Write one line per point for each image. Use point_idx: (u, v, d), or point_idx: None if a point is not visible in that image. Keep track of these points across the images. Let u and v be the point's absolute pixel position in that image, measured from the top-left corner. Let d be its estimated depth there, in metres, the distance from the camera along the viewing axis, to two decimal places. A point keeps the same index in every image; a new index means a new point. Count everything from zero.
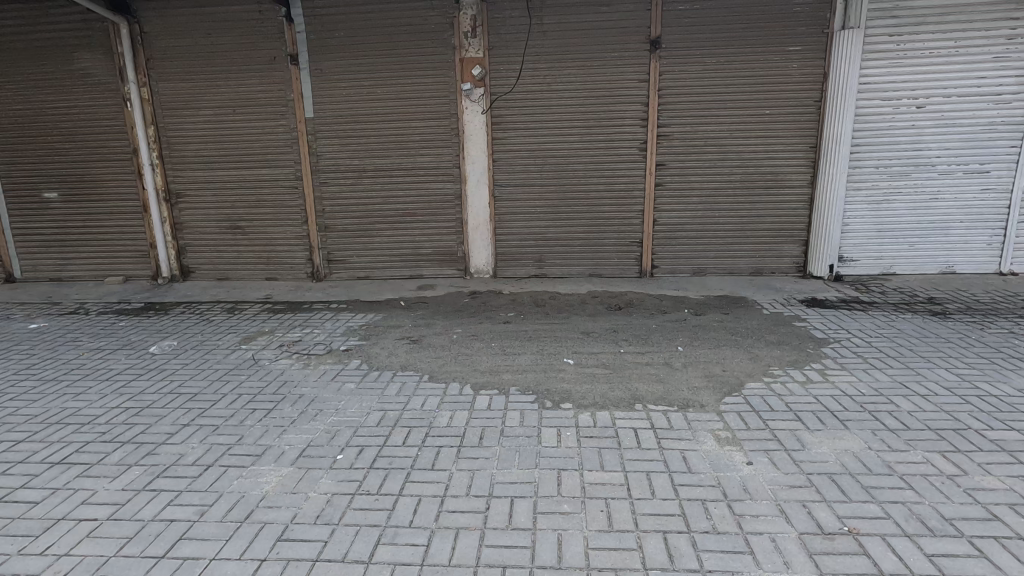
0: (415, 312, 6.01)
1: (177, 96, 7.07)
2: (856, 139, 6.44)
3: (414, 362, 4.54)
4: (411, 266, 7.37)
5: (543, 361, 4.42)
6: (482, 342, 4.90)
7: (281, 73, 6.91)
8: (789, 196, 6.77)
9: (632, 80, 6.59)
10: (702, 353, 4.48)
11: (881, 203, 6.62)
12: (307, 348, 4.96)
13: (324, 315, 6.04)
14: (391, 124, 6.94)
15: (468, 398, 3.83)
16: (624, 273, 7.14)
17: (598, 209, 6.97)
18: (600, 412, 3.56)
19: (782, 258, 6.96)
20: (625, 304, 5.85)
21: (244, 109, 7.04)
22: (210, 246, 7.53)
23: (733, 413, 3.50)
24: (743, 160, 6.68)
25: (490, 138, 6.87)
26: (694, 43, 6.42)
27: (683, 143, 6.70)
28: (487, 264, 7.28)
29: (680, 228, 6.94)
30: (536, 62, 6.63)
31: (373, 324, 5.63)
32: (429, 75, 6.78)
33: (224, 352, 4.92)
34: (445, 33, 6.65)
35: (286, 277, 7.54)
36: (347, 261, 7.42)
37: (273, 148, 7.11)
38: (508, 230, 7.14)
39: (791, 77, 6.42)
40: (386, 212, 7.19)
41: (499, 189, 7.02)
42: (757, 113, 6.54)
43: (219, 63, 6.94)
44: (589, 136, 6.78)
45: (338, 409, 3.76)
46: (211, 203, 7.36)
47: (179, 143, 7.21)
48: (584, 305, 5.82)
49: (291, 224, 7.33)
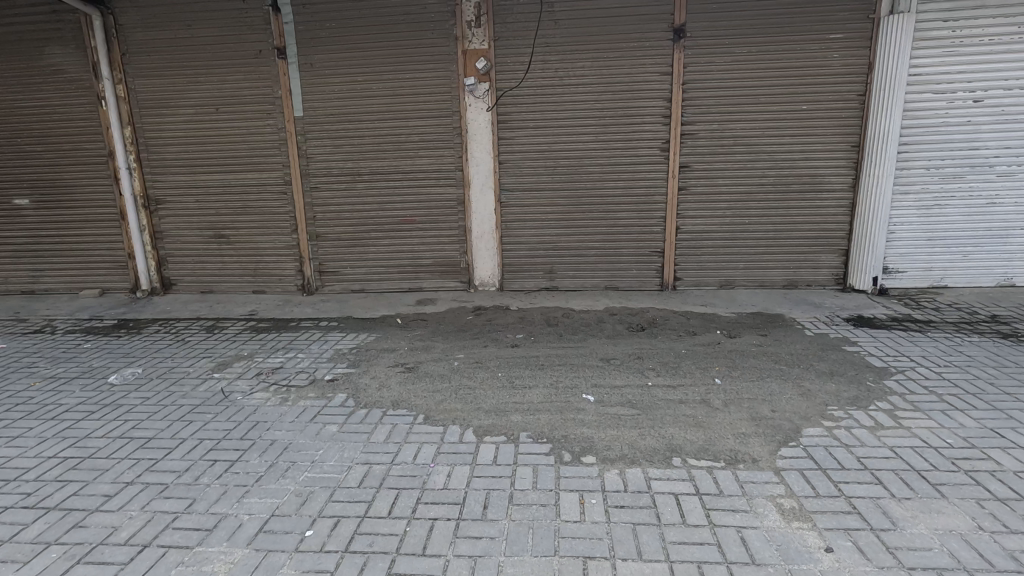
0: (413, 332, 5.38)
1: (155, 94, 6.49)
2: (905, 136, 5.77)
3: (407, 398, 3.91)
4: (410, 278, 6.75)
5: (557, 398, 3.77)
6: (487, 371, 4.26)
7: (267, 68, 6.31)
8: (828, 200, 6.10)
9: (653, 73, 5.94)
10: (744, 388, 3.83)
11: (931, 208, 5.94)
12: (288, 378, 4.34)
13: (312, 335, 5.42)
14: (388, 123, 6.33)
15: (470, 448, 3.21)
16: (643, 286, 6.49)
17: (615, 215, 6.33)
18: (630, 469, 2.93)
19: (819, 269, 6.28)
20: (647, 324, 5.19)
21: (228, 107, 6.45)
22: (193, 256, 6.94)
23: (795, 473, 2.84)
24: (777, 161, 6.03)
25: (496, 137, 6.25)
26: (723, 31, 5.78)
27: (710, 142, 6.05)
28: (493, 276, 6.66)
29: (706, 236, 6.30)
30: (547, 53, 6.00)
31: (365, 347, 5.00)
32: (429, 69, 6.17)
33: (193, 383, 4.30)
34: (446, 22, 6.04)
35: (274, 290, 6.94)
36: (340, 272, 6.81)
37: (260, 150, 6.52)
38: (516, 240, 6.51)
39: (832, 69, 5.76)
40: (383, 220, 6.59)
41: (506, 194, 6.40)
42: (793, 109, 5.88)
43: (201, 57, 6.36)
44: (606, 135, 6.14)
45: (314, 463, 3.13)
46: (193, 210, 6.77)
47: (158, 145, 6.63)
48: (602, 325, 5.17)
49: (280, 233, 6.74)
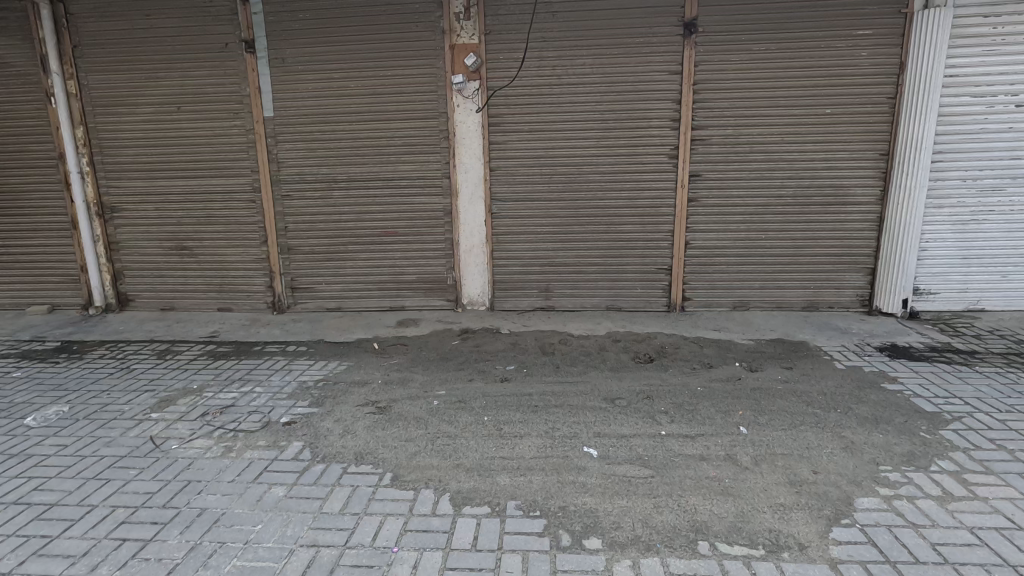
0: (389, 361, 4.73)
1: (110, 90, 5.87)
2: (940, 144, 5.20)
3: (374, 450, 3.27)
4: (391, 296, 6.12)
5: (553, 452, 3.14)
6: (471, 414, 3.63)
7: (233, 62, 5.70)
8: (853, 214, 5.51)
9: (661, 72, 5.37)
10: (774, 439, 3.22)
11: (966, 224, 5.37)
12: (236, 420, 3.68)
13: (275, 364, 4.77)
14: (367, 126, 5.73)
15: (445, 525, 2.57)
16: (648, 307, 5.88)
17: (617, 228, 5.73)
18: (647, 560, 2.30)
19: (842, 290, 5.68)
20: (656, 354, 4.57)
21: (191, 106, 5.83)
22: (152, 270, 6.28)
23: (857, 569, 2.22)
24: (797, 171, 5.46)
25: (487, 141, 5.65)
26: (739, 26, 5.22)
27: (723, 148, 5.47)
28: (482, 295, 6.04)
29: (718, 252, 5.70)
30: (544, 48, 5.42)
31: (332, 380, 4.35)
32: (413, 67, 5.58)
33: (124, 425, 3.65)
34: (433, 15, 5.46)
35: (242, 307, 6.29)
36: (315, 289, 6.17)
37: (226, 154, 5.90)
38: (508, 255, 5.90)
39: (860, 69, 5.20)
40: (362, 231, 5.97)
41: (497, 204, 5.79)
42: (815, 113, 5.32)
43: (161, 50, 5.75)
44: (609, 140, 5.55)
45: (246, 546, 2.47)
46: (153, 219, 6.14)
47: (114, 147, 6.00)
48: (604, 355, 4.54)
49: (248, 245, 6.10)
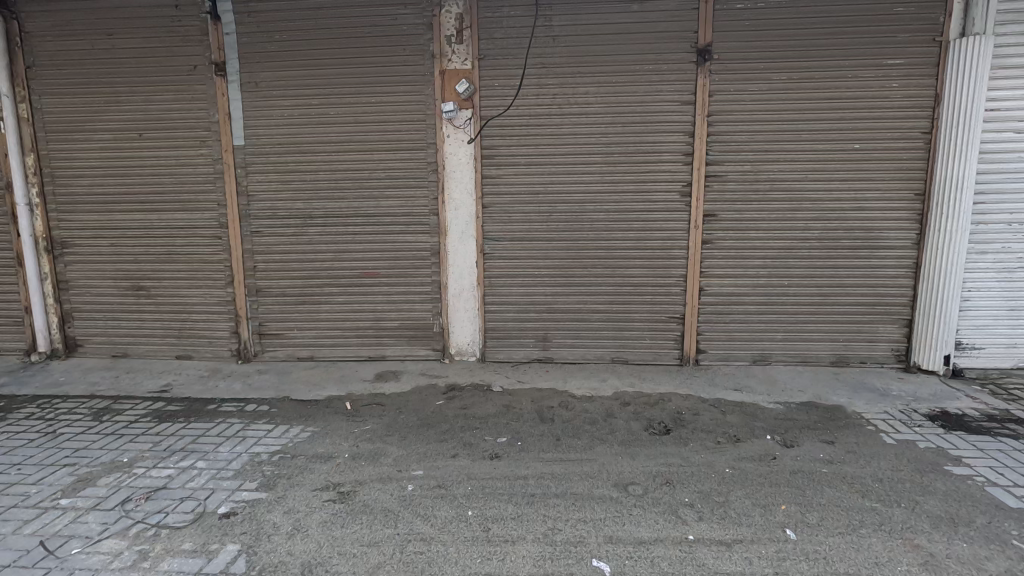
0: (361, 427, 4.05)
1: (65, 115, 5.33)
2: (982, 183, 4.69)
3: (326, 558, 2.58)
4: (370, 344, 5.47)
5: (553, 568, 2.46)
6: (452, 508, 2.94)
7: (201, 86, 5.19)
8: (887, 259, 4.95)
9: (671, 102, 4.88)
10: (833, 550, 2.54)
11: (1012, 272, 4.82)
12: (163, 511, 2.99)
13: (227, 429, 4.08)
14: (348, 157, 5.19)
15: None
16: (658, 360, 5.24)
17: (623, 272, 5.15)
18: None
19: (875, 344, 5.07)
20: (672, 423, 3.91)
21: (154, 133, 5.29)
22: (105, 312, 5.63)
23: None
24: (823, 212, 4.92)
25: (480, 175, 5.10)
26: (756, 54, 4.76)
27: (741, 186, 4.94)
28: (472, 344, 5.39)
29: (735, 300, 5.11)
30: (543, 75, 4.94)
31: (290, 452, 3.66)
32: (400, 94, 5.08)
33: (22, 518, 2.94)
34: (422, 37, 4.99)
35: (203, 355, 5.61)
36: (285, 335, 5.52)
37: (191, 185, 5.33)
38: (502, 300, 5.29)
39: (891, 101, 4.72)
40: (339, 272, 5.36)
41: (490, 244, 5.21)
42: (842, 149, 4.82)
43: (123, 72, 5.24)
44: (614, 176, 5.02)
45: None
46: (108, 256, 5.52)
47: (67, 177, 5.43)
48: (612, 424, 3.88)
49: (211, 286, 5.48)
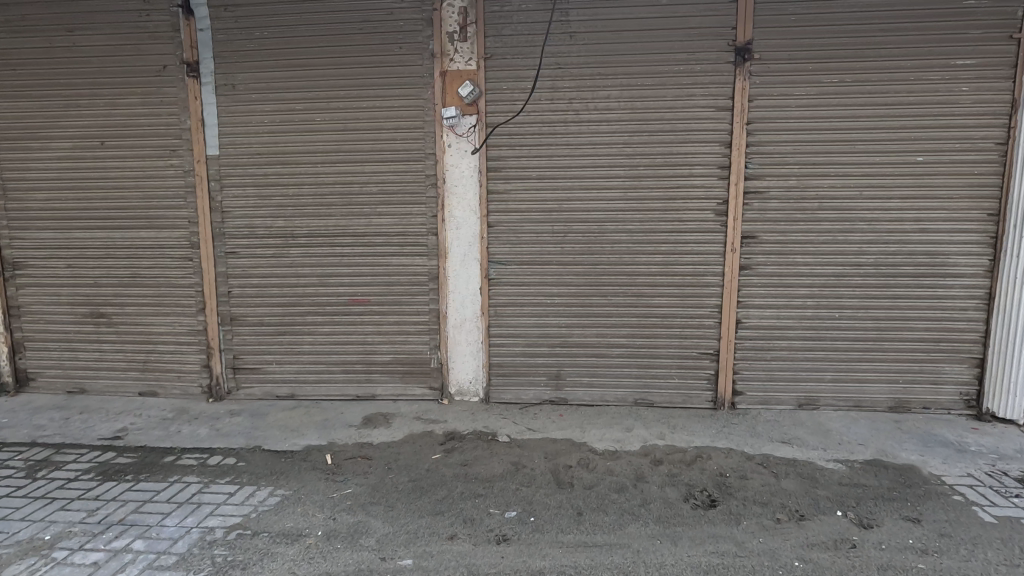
0: (341, 490, 3.37)
1: (20, 120, 4.74)
2: None
3: None
4: (358, 381, 4.80)
5: None
6: None
7: (172, 88, 4.59)
8: (954, 290, 4.29)
9: (705, 108, 4.26)
10: None
11: None
12: None
13: (181, 490, 3.40)
14: (335, 168, 4.57)
15: None
16: (688, 403, 4.56)
17: (648, 302, 4.50)
18: None
19: (940, 387, 4.39)
20: (718, 492, 3.21)
21: (119, 141, 4.69)
22: (61, 341, 4.99)
23: None
24: (881, 235, 4.27)
25: (486, 191, 4.48)
26: (803, 52, 4.14)
27: (784, 204, 4.30)
28: (475, 382, 4.72)
29: (778, 335, 4.44)
30: (559, 77, 4.33)
31: (251, 528, 2.98)
32: (395, 98, 4.48)
33: None
34: (422, 34, 4.40)
35: (170, 392, 4.95)
36: (263, 369, 4.86)
37: (159, 200, 4.72)
38: (509, 331, 4.63)
39: (960, 107, 4.09)
40: (325, 299, 4.72)
41: (497, 268, 4.57)
42: (903, 162, 4.18)
43: (84, 73, 4.65)
44: (640, 192, 4.38)
45: None
46: (66, 279, 4.90)
47: (20, 190, 4.82)
48: (645, 493, 3.19)
49: (181, 314, 4.84)
